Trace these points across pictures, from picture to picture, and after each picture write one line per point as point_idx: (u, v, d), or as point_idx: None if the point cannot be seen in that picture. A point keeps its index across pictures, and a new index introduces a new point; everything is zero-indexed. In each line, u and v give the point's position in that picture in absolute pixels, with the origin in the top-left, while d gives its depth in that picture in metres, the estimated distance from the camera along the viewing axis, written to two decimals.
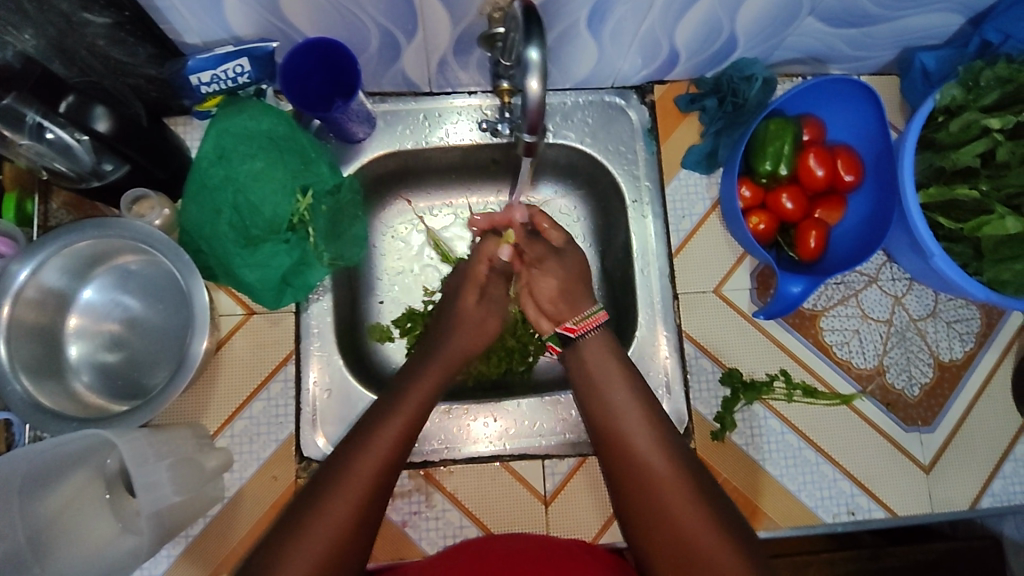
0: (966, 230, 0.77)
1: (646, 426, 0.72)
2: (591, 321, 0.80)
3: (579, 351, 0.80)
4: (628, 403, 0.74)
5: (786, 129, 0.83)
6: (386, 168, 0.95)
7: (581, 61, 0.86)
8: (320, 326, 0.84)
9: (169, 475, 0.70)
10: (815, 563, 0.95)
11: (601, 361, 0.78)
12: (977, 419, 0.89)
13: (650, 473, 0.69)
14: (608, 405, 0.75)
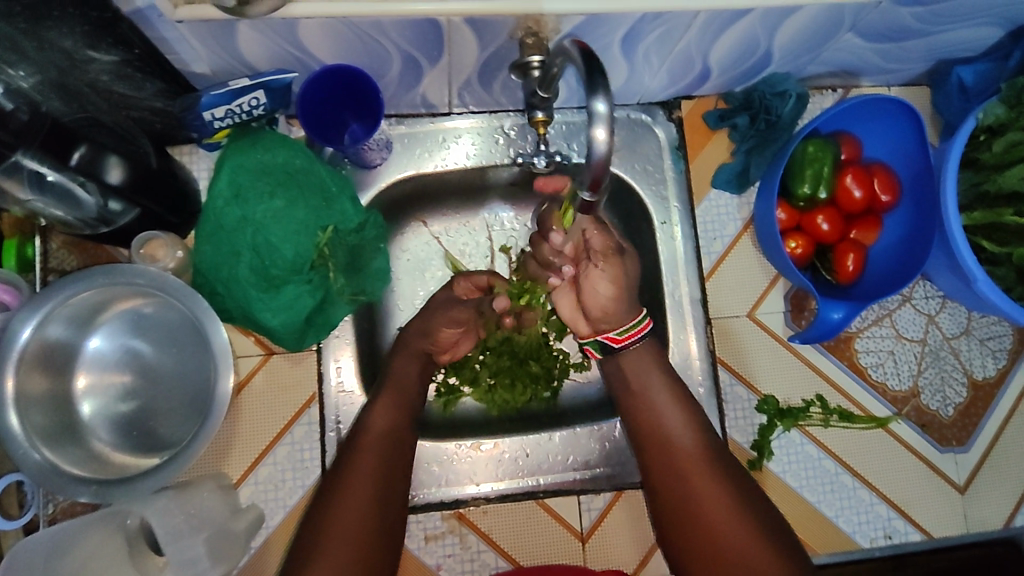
0: (1012, 257, 0.74)
1: (687, 429, 0.71)
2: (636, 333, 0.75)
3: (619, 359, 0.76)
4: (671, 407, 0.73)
5: (825, 150, 0.80)
6: (402, 191, 0.91)
7: (609, 80, 0.82)
8: (343, 364, 0.81)
9: (207, 548, 0.66)
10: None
11: (641, 372, 0.74)
12: (1009, 438, 0.88)
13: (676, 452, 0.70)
14: (650, 410, 0.73)
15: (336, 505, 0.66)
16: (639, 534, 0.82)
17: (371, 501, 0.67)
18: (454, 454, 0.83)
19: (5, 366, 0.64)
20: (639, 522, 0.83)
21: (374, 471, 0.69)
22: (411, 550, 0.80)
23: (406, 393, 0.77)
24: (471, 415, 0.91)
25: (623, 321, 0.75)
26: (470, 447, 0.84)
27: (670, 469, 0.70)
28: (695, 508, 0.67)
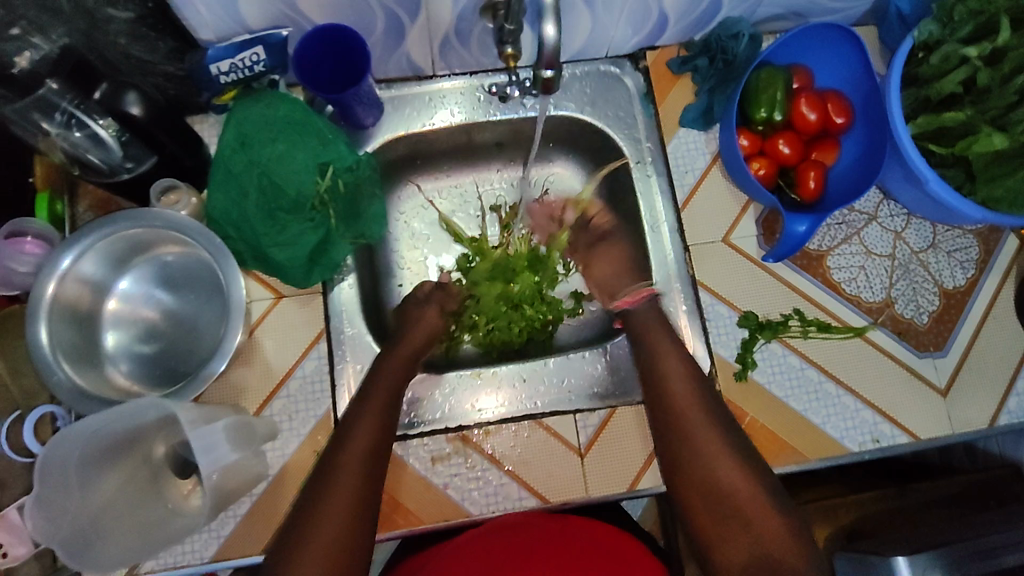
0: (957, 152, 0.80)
1: (689, 379, 0.80)
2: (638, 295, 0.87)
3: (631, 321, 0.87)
4: (677, 363, 0.81)
5: (777, 76, 0.87)
6: (397, 153, 0.99)
7: (576, 31, 0.91)
8: (347, 304, 0.87)
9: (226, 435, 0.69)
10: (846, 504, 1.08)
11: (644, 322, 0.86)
12: (988, 343, 0.91)
13: (673, 401, 0.78)
14: (659, 367, 0.81)
15: (317, 511, 0.67)
16: (636, 447, 0.86)
17: (353, 505, 0.68)
18: (456, 384, 0.89)
19: (44, 281, 0.72)
20: (635, 436, 0.86)
21: (357, 485, 0.70)
22: (418, 472, 0.84)
23: (393, 401, 0.78)
24: (471, 356, 1.01)
25: None
26: (471, 377, 0.90)
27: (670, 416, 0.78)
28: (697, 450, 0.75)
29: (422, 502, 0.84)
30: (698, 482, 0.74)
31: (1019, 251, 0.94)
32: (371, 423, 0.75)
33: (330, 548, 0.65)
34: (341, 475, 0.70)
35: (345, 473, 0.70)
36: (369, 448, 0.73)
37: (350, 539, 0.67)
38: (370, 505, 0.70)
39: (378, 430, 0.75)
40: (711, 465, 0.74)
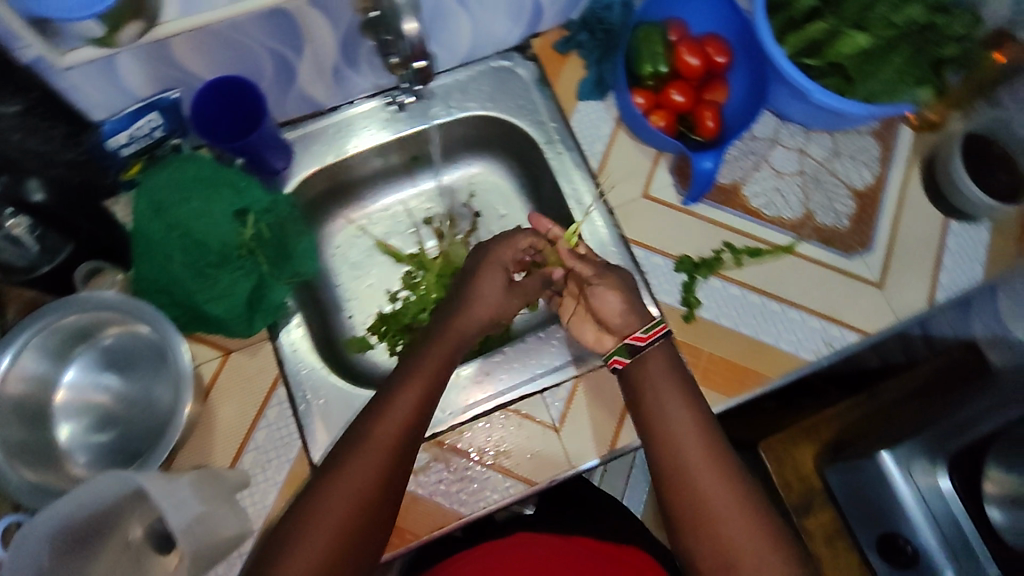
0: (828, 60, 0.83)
1: (697, 437, 0.74)
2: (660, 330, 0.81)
3: (640, 362, 0.80)
4: (681, 419, 0.75)
5: (654, 32, 0.92)
6: (320, 189, 1.01)
7: (459, 34, 0.94)
8: (296, 343, 0.89)
9: (195, 491, 0.67)
10: (821, 422, 1.16)
11: (653, 368, 0.79)
12: (907, 230, 0.96)
13: (683, 463, 0.73)
14: (663, 423, 0.76)
15: (330, 490, 0.67)
16: (608, 409, 0.88)
17: (338, 543, 0.66)
18: None
19: None
20: (604, 399, 0.88)
21: (348, 518, 0.67)
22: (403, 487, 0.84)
23: (422, 411, 0.75)
24: None
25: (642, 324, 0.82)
26: None
27: (682, 481, 0.72)
28: (711, 515, 0.70)
29: (414, 517, 0.82)
30: (712, 547, 0.69)
31: (915, 140, 1.01)
32: (410, 399, 0.74)
33: (338, 529, 0.66)
34: (330, 510, 0.67)
35: (370, 452, 0.70)
36: (398, 429, 0.72)
37: (359, 525, 0.67)
38: (384, 492, 0.69)
39: (387, 453, 0.71)
40: (729, 533, 0.69)
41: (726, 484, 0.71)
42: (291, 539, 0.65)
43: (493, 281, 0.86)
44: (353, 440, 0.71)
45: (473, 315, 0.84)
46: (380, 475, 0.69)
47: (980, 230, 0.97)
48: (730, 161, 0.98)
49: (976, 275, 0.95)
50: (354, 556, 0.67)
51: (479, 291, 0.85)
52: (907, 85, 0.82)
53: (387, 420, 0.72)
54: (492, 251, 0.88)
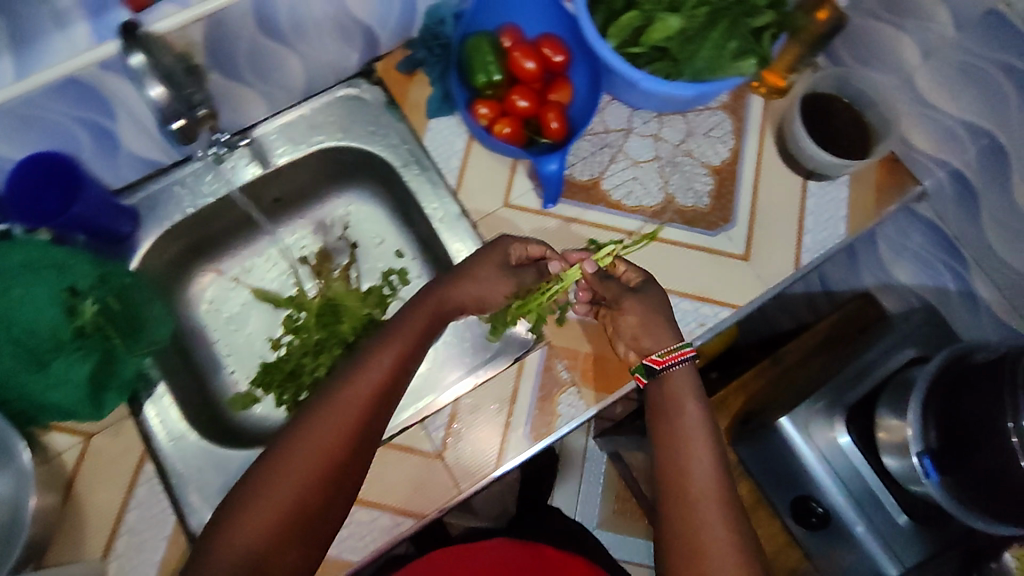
0: (643, 44, 0.83)
1: (714, 479, 0.75)
2: (679, 356, 0.81)
3: (663, 384, 0.81)
4: (704, 462, 0.76)
5: (483, 41, 0.90)
6: (179, 248, 0.99)
7: (289, 70, 0.91)
8: (161, 412, 0.87)
9: None
10: (733, 390, 1.19)
11: (680, 392, 0.81)
12: (766, 199, 0.97)
13: (690, 489, 0.74)
14: (681, 448, 0.77)
15: (290, 453, 0.71)
16: (489, 427, 0.87)
17: (313, 482, 0.71)
18: None
19: None
20: (484, 418, 0.87)
21: (323, 457, 0.71)
22: None
23: (406, 358, 0.79)
24: None
25: (669, 343, 0.82)
26: None
27: (682, 504, 0.74)
28: (700, 541, 0.71)
29: None
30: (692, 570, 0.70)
31: (766, 107, 1.01)
32: (379, 369, 0.76)
33: (295, 496, 0.70)
34: (307, 445, 0.72)
35: (334, 419, 0.73)
36: (366, 400, 0.74)
37: (322, 491, 0.71)
38: (345, 464, 0.72)
39: (368, 394, 0.75)
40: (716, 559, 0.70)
41: (724, 517, 0.72)
42: (251, 499, 0.69)
43: (493, 270, 0.84)
44: (319, 405, 0.74)
45: (459, 291, 0.84)
46: (355, 421, 0.74)
47: (838, 185, 0.97)
48: (585, 158, 0.98)
49: (840, 232, 0.96)
50: (325, 503, 0.72)
51: (475, 273, 0.84)
52: (728, 59, 0.81)
53: (372, 366, 0.77)
54: (497, 244, 0.86)
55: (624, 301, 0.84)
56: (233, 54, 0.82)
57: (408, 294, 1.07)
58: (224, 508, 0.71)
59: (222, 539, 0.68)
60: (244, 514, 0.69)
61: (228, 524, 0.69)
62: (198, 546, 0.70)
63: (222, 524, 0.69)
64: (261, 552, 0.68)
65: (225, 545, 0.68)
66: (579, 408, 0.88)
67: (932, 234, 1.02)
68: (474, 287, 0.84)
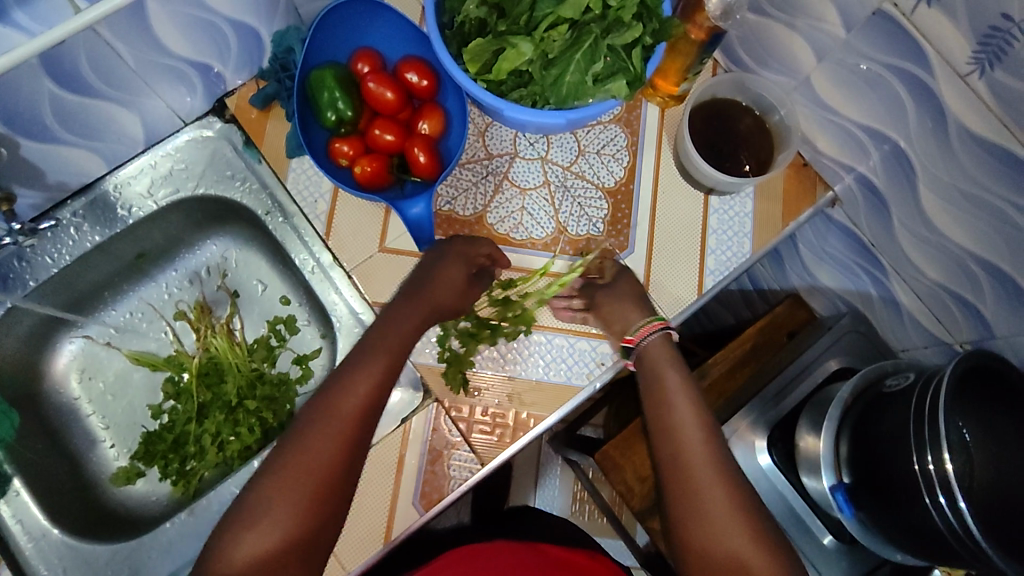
0: (497, 74, 0.73)
1: (705, 440, 0.72)
2: (649, 330, 0.80)
3: (647, 362, 0.79)
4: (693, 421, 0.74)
5: (329, 71, 0.81)
6: (33, 321, 0.90)
7: (118, 118, 0.82)
8: (19, 513, 0.80)
9: None
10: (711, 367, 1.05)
11: (663, 369, 0.78)
12: (666, 219, 0.90)
13: (686, 465, 0.71)
14: (673, 422, 0.74)
15: (299, 453, 0.64)
16: (375, 498, 0.82)
17: (325, 483, 0.64)
18: (174, 533, 0.80)
19: None
20: (369, 489, 0.82)
21: (336, 456, 0.65)
22: None
23: (402, 351, 0.73)
24: (214, 481, 0.92)
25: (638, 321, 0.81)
26: (183, 517, 0.81)
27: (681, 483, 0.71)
28: (705, 526, 0.68)
29: None
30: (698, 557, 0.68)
31: (662, 117, 0.92)
32: (381, 361, 0.70)
33: (304, 502, 0.63)
34: (323, 443, 0.65)
35: (334, 419, 0.66)
36: (366, 400, 0.68)
37: (330, 495, 0.64)
38: (349, 469, 0.66)
39: (374, 384, 0.69)
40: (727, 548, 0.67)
41: (729, 503, 0.68)
42: (257, 506, 0.62)
43: (459, 265, 0.78)
44: (319, 406, 0.67)
45: (437, 283, 0.76)
46: (363, 414, 0.67)
47: (741, 199, 0.90)
48: (468, 189, 0.89)
49: (746, 250, 0.89)
50: (333, 509, 0.65)
51: (439, 270, 0.78)
52: (591, 84, 0.74)
53: (376, 356, 0.70)
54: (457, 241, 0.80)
55: (598, 299, 0.84)
56: (41, 116, 0.74)
57: (299, 344, 0.97)
58: (224, 520, 0.63)
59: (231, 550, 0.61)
60: (257, 521, 0.61)
61: (232, 538, 0.61)
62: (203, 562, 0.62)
63: (225, 541, 0.61)
64: (269, 565, 0.61)
65: (235, 560, 0.60)
66: (473, 468, 0.82)
67: (847, 238, 0.96)
68: (440, 293, 0.77)
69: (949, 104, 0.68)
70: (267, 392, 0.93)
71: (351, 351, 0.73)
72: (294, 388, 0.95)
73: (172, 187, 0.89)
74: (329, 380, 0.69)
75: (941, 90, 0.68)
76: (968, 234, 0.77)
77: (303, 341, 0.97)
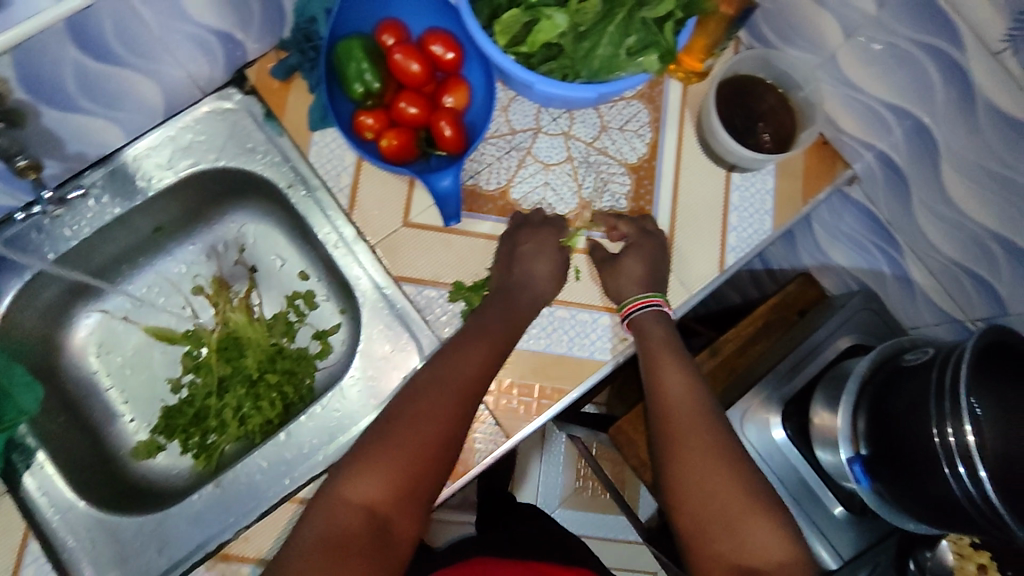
0: (530, 47, 0.73)
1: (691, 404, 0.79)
2: (642, 304, 0.83)
3: (637, 327, 0.84)
4: (676, 379, 0.80)
5: (355, 42, 0.80)
6: (51, 294, 0.89)
7: (137, 87, 0.80)
8: (46, 487, 0.80)
9: None
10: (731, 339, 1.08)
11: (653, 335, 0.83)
12: (689, 196, 0.90)
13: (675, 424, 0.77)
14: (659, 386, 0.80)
15: (420, 410, 0.73)
16: None
17: (441, 437, 0.72)
18: (201, 505, 0.80)
19: None
20: None
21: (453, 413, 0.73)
22: None
23: (515, 330, 0.80)
24: (236, 455, 0.92)
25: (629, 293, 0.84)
26: (211, 489, 0.81)
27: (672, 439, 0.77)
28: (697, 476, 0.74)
29: None
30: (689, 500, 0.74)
31: (685, 94, 0.92)
32: (481, 350, 0.77)
33: (425, 450, 0.71)
34: (444, 401, 0.73)
35: (451, 386, 0.74)
36: (472, 381, 0.75)
37: (435, 458, 0.71)
38: (461, 430, 0.74)
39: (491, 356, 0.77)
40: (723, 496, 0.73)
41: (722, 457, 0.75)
42: (368, 461, 0.70)
43: (541, 257, 0.83)
44: (428, 383, 0.75)
45: (535, 266, 0.83)
46: (478, 380, 0.76)
47: (763, 176, 0.91)
48: (491, 164, 0.89)
49: (767, 227, 0.90)
50: (446, 460, 0.72)
51: (533, 261, 0.83)
52: (624, 58, 0.74)
53: (491, 333, 0.79)
54: (540, 228, 0.85)
55: (630, 263, 0.84)
56: (63, 84, 0.72)
57: (318, 319, 0.97)
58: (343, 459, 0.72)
59: (352, 485, 0.69)
60: (381, 460, 0.70)
61: (352, 476, 0.69)
62: (317, 498, 0.70)
63: (343, 479, 0.69)
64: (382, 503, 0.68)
65: (354, 495, 0.68)
66: (499, 441, 0.83)
67: (864, 217, 0.97)
68: (538, 276, 0.83)
69: (978, 83, 0.69)
70: (286, 367, 0.93)
71: (466, 324, 0.81)
72: (314, 362, 0.95)
73: (191, 160, 0.88)
74: (437, 362, 0.77)
75: (972, 69, 0.69)
76: (988, 213, 0.78)
77: (322, 316, 0.97)
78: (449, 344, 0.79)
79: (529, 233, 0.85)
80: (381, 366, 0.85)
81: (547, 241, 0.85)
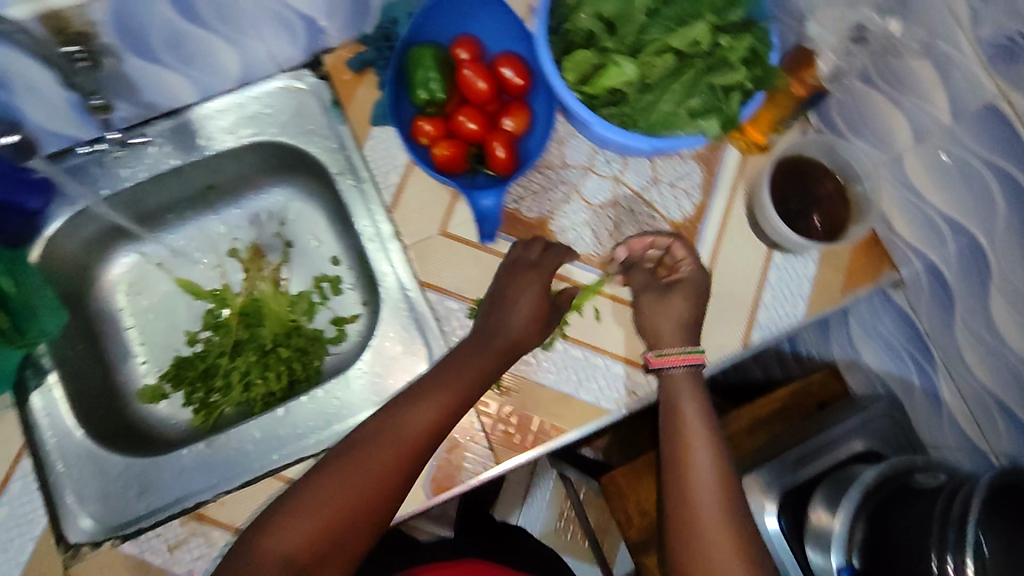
0: (592, 88, 0.75)
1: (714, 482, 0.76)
2: (679, 360, 0.82)
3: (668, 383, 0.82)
4: (704, 452, 0.78)
5: (429, 53, 0.83)
6: (99, 228, 0.93)
7: (218, 53, 0.84)
8: (48, 413, 0.82)
9: None
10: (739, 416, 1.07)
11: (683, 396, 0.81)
12: (726, 265, 0.89)
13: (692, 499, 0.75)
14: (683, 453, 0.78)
15: (358, 462, 0.71)
16: None
17: (375, 488, 0.70)
18: (188, 461, 0.82)
19: None
20: None
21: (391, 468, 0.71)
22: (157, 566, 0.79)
23: (478, 385, 0.77)
24: (233, 420, 0.94)
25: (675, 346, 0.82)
26: (200, 447, 0.83)
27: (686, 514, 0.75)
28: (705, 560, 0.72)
29: None
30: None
31: (742, 163, 0.91)
32: (433, 404, 0.75)
33: (353, 504, 0.69)
34: (382, 456, 0.71)
35: (391, 441, 0.72)
36: (415, 438, 0.73)
37: (362, 511, 0.69)
38: (399, 486, 0.72)
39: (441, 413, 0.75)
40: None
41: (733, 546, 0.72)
42: (291, 510, 0.68)
43: (528, 297, 0.81)
44: (375, 431, 0.73)
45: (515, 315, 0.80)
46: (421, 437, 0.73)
47: (806, 261, 0.89)
48: (536, 192, 0.89)
49: (800, 312, 0.88)
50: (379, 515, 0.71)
51: (516, 303, 0.81)
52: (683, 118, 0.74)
53: (448, 387, 0.76)
54: (530, 267, 0.83)
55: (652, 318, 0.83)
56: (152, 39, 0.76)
57: (340, 305, 0.98)
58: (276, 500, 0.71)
59: (276, 531, 0.67)
60: (311, 509, 0.68)
61: (278, 521, 0.68)
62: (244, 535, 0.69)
63: (270, 521, 0.68)
64: (302, 554, 0.66)
65: (275, 541, 0.67)
66: (488, 465, 0.82)
67: (901, 322, 0.94)
68: (510, 328, 0.80)
69: None
70: (298, 345, 0.95)
71: (429, 373, 0.79)
72: (326, 346, 0.96)
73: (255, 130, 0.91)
74: (383, 412, 0.75)
75: None
76: None
77: (344, 303, 0.98)
78: (404, 395, 0.77)
79: (523, 274, 0.83)
80: (386, 365, 0.85)
81: (534, 290, 0.81)
